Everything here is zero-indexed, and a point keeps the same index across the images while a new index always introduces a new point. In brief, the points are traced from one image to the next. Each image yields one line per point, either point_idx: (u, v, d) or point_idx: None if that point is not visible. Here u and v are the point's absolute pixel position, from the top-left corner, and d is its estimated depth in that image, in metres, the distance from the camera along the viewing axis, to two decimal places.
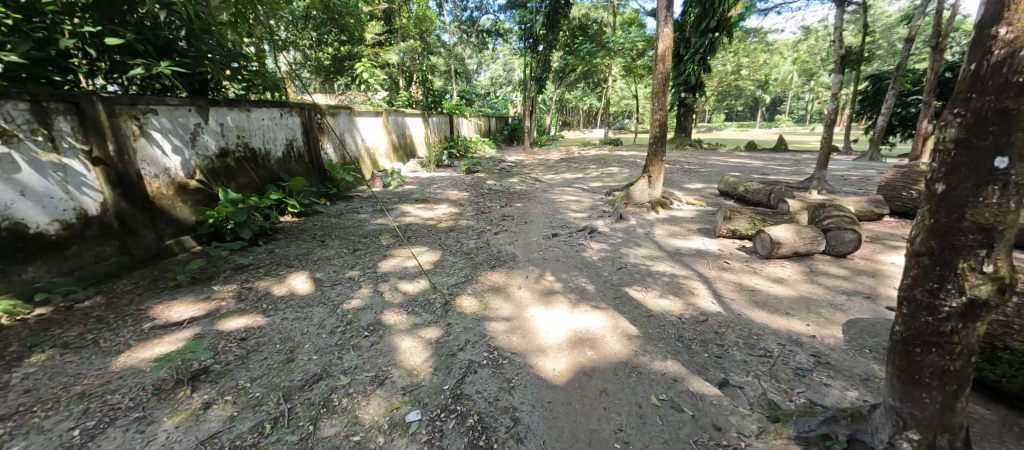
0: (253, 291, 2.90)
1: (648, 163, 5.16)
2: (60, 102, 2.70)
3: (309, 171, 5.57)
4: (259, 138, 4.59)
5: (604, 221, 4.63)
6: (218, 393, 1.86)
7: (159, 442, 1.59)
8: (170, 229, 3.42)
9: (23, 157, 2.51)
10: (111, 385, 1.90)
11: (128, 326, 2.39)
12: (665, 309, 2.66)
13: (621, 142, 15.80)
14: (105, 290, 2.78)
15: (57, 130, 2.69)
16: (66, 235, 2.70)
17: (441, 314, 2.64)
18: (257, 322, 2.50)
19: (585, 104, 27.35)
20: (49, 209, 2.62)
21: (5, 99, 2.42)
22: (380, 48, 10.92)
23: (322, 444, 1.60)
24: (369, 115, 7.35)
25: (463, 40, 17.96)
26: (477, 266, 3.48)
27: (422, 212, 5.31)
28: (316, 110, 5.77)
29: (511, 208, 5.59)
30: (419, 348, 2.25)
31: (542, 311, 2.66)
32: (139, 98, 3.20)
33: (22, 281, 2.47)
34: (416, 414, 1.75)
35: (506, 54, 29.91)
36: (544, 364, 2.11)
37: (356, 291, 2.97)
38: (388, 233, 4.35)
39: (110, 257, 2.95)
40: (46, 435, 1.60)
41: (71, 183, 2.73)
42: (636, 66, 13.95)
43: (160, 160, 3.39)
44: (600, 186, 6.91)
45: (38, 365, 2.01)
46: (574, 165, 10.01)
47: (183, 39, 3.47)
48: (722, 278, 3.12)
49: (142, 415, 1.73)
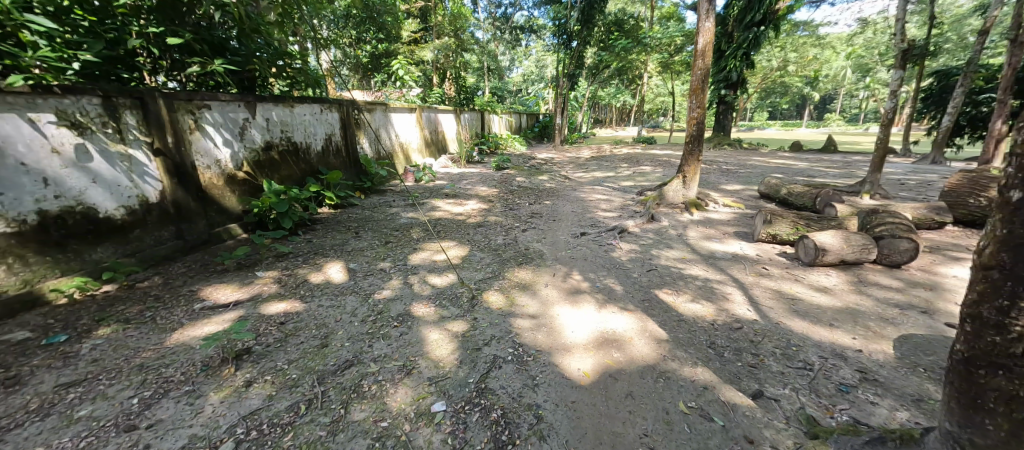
0: (293, 278, 3.05)
1: (683, 163, 5.01)
2: (127, 97, 2.92)
3: (345, 165, 5.78)
4: (301, 132, 4.82)
5: (634, 221, 4.53)
6: (259, 373, 1.97)
7: (206, 414, 1.71)
8: (220, 216, 3.68)
9: (95, 147, 2.76)
10: (166, 359, 2.06)
11: (180, 306, 2.58)
12: (696, 314, 2.59)
13: (654, 140, 15.39)
14: (162, 272, 3.01)
15: (125, 123, 2.92)
16: (130, 220, 2.94)
17: (468, 308, 2.68)
18: (295, 308, 2.62)
19: (619, 101, 26.73)
20: (116, 195, 2.86)
21: (80, 95, 2.66)
22: (416, 46, 11.21)
23: (352, 428, 1.67)
24: (404, 111, 7.52)
25: (497, 37, 17.96)
26: (504, 263, 3.50)
27: (451, 208, 5.39)
28: (353, 106, 5.97)
29: (539, 205, 5.57)
30: (445, 340, 2.30)
31: (567, 310, 2.65)
32: (195, 94, 3.42)
33: (93, 260, 2.72)
34: (441, 405, 1.79)
35: (539, 50, 29.70)
36: (568, 363, 2.10)
37: (387, 283, 3.05)
38: (419, 227, 4.46)
39: (168, 242, 3.20)
40: (110, 402, 1.76)
41: (135, 172, 2.96)
42: (674, 62, 13.54)
43: (212, 152, 3.62)
44: (631, 186, 6.76)
45: (104, 337, 2.21)
46: (605, 164, 9.84)
47: (235, 38, 3.67)
48: (759, 284, 3.00)
49: (192, 388, 1.86)
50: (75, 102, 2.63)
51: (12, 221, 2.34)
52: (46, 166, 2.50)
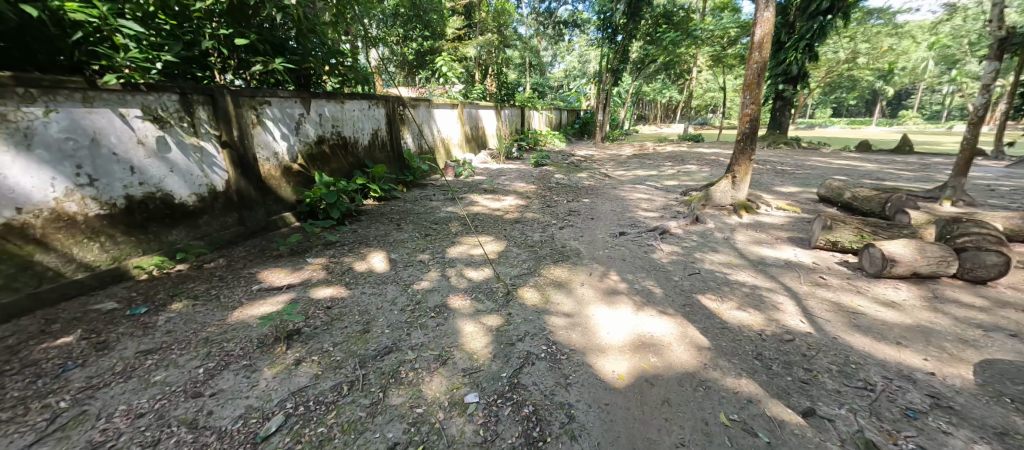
0: (340, 265, 3.22)
1: (734, 163, 4.77)
2: (200, 94, 3.20)
3: (389, 159, 6.01)
4: (350, 127, 5.05)
5: (676, 222, 4.37)
6: (307, 353, 2.11)
7: (261, 387, 1.86)
8: (276, 205, 3.95)
9: (173, 139, 3.04)
10: (227, 334, 2.25)
11: (241, 286, 2.80)
12: (742, 322, 2.47)
13: (701, 138, 14.72)
14: (226, 254, 3.29)
15: (198, 118, 3.20)
16: (200, 206, 3.23)
17: (503, 303, 2.72)
18: (341, 294, 2.77)
19: (665, 96, 25.77)
20: (189, 183, 3.15)
21: (162, 92, 2.94)
22: (459, 42, 11.41)
23: (390, 411, 1.74)
24: (446, 107, 7.68)
25: (540, 32, 17.84)
26: (540, 259, 3.50)
27: (489, 203, 5.46)
28: (398, 102, 6.17)
29: (577, 203, 5.51)
30: (480, 333, 2.35)
31: (603, 310, 2.62)
32: (258, 91, 3.67)
33: (168, 242, 3.02)
34: (474, 397, 1.83)
35: (582, 45, 29.21)
36: (602, 365, 2.08)
37: (426, 274, 3.15)
38: (458, 221, 4.56)
39: (230, 227, 3.48)
40: (180, 369, 1.95)
41: (205, 163, 3.25)
42: (726, 56, 12.85)
43: (270, 145, 3.88)
44: (674, 185, 6.53)
45: (177, 311, 2.45)
46: (647, 162, 9.56)
47: (294, 38, 3.91)
48: (814, 294, 2.81)
49: (249, 363, 2.02)
50: (158, 99, 2.92)
51: (105, 204, 2.64)
52: (133, 156, 2.79)
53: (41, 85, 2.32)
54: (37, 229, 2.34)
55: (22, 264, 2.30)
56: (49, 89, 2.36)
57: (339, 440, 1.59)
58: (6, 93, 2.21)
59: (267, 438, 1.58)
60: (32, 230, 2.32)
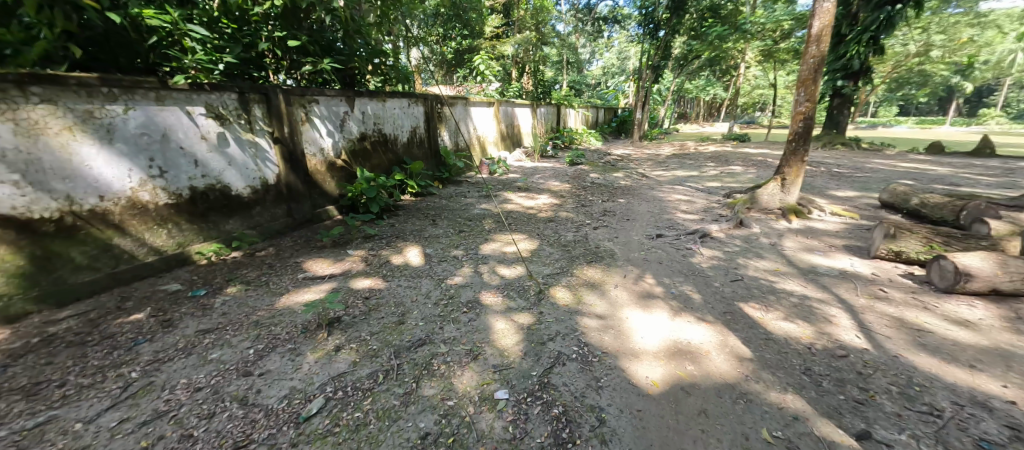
0: (378, 258, 3.33)
1: (784, 164, 4.50)
2: (256, 93, 3.40)
3: (427, 156, 6.14)
4: (391, 125, 5.21)
5: (718, 226, 4.19)
6: (346, 340, 2.20)
7: (303, 370, 1.96)
8: (321, 198, 4.15)
9: (232, 135, 3.26)
10: (274, 319, 2.39)
11: (287, 274, 2.96)
12: (788, 334, 2.33)
13: (748, 137, 13.98)
14: (274, 244, 3.48)
15: (253, 115, 3.41)
16: (253, 198, 3.44)
17: (534, 301, 2.71)
18: (378, 285, 2.87)
19: (709, 94, 24.71)
20: (245, 176, 3.36)
21: (223, 91, 3.15)
22: (497, 41, 11.50)
23: (421, 402, 1.78)
24: (483, 105, 7.75)
25: (579, 29, 17.59)
26: (573, 259, 3.46)
27: (523, 201, 5.46)
28: (436, 100, 6.30)
29: (613, 203, 5.40)
30: (511, 331, 2.35)
31: (638, 314, 2.55)
32: (307, 89, 3.86)
33: (224, 231, 3.24)
34: (504, 393, 1.84)
35: (622, 42, 28.53)
36: (636, 369, 2.03)
37: (459, 270, 3.20)
38: (492, 218, 4.59)
39: (279, 218, 3.69)
40: (233, 349, 2.09)
41: (259, 157, 3.46)
42: (778, 50, 12.13)
43: (317, 141, 4.07)
44: (717, 187, 6.26)
45: (231, 295, 2.63)
46: (688, 162, 9.21)
47: (341, 40, 4.07)
48: (871, 307, 2.60)
49: (294, 347, 2.13)
50: (219, 97, 3.13)
51: (172, 194, 2.87)
52: (197, 150, 3.02)
53: (122, 85, 2.55)
54: (115, 215, 2.58)
55: (102, 246, 2.54)
56: (128, 89, 2.59)
57: (374, 426, 1.64)
58: (92, 92, 2.45)
59: (308, 419, 1.67)
60: (111, 216, 2.56)
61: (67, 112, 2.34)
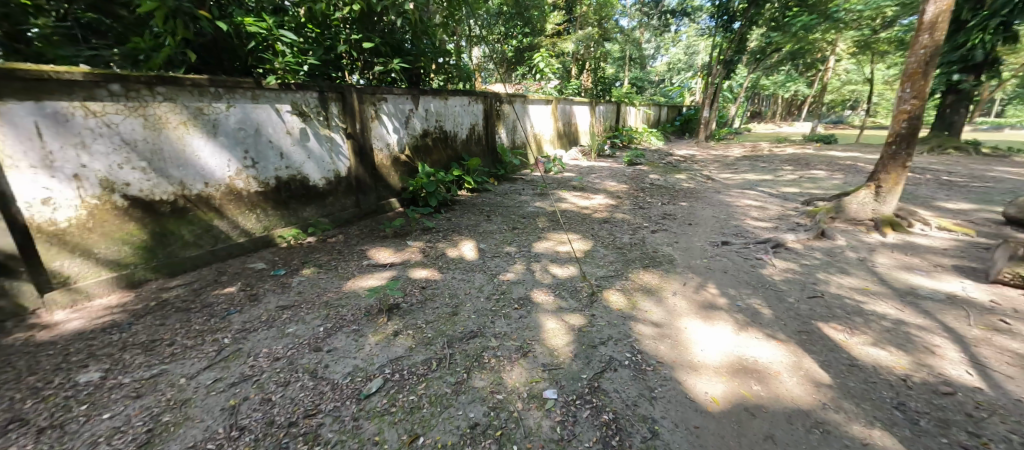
0: (435, 250, 3.46)
1: (880, 170, 4.00)
2: (334, 92, 3.68)
3: (484, 153, 6.26)
4: (452, 122, 5.37)
5: (793, 235, 3.83)
6: (403, 327, 2.32)
7: (365, 351, 2.09)
8: (385, 191, 4.39)
9: (312, 130, 3.55)
10: (342, 301, 2.57)
11: (353, 261, 3.18)
12: (876, 361, 2.08)
13: (834, 139, 12.61)
14: (343, 232, 3.75)
15: (330, 112, 3.69)
16: (327, 189, 3.73)
17: (586, 303, 2.66)
18: (434, 276, 2.98)
19: (789, 91, 22.62)
20: (321, 169, 3.66)
21: (306, 90, 3.44)
22: (558, 38, 11.43)
23: (471, 392, 1.83)
24: (542, 102, 7.74)
25: (644, 23, 16.91)
26: (629, 263, 3.35)
27: (578, 200, 5.39)
28: (496, 98, 6.39)
29: (673, 206, 5.14)
30: (562, 331, 2.33)
31: (698, 324, 2.42)
32: (378, 88, 4.10)
33: (301, 217, 3.54)
34: (553, 393, 1.83)
35: (691, 36, 26.98)
36: (694, 383, 1.92)
37: (511, 266, 3.23)
38: (546, 217, 4.58)
39: (348, 208, 3.96)
40: (306, 326, 2.29)
41: (333, 152, 3.75)
42: (877, 41, 10.78)
43: (384, 137, 4.31)
44: (793, 193, 5.72)
45: (305, 277, 2.87)
46: (761, 165, 8.51)
47: (409, 40, 4.27)
48: (985, 339, 2.24)
49: (358, 328, 2.28)
50: (303, 96, 3.42)
51: (261, 183, 3.20)
52: (283, 144, 3.33)
53: (226, 85, 2.88)
54: (216, 199, 2.93)
55: (205, 227, 2.90)
56: (230, 89, 2.92)
57: (428, 410, 1.71)
58: (203, 91, 2.79)
59: (368, 397, 1.78)
60: (212, 200, 2.91)
61: (183, 108, 2.69)
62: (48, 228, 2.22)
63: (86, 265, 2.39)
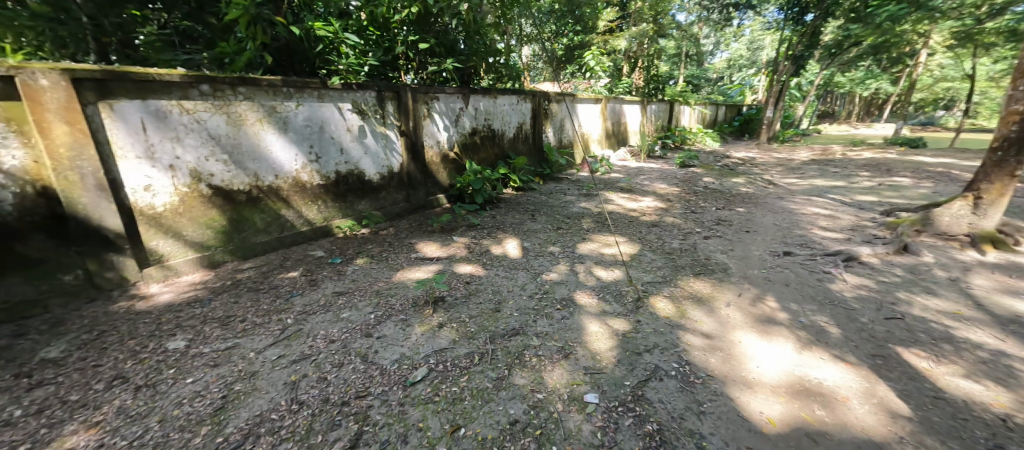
0: (480, 246, 3.52)
1: (981, 179, 3.52)
2: (390, 91, 3.84)
3: (530, 151, 6.27)
4: (500, 120, 5.43)
5: (868, 248, 3.48)
6: (448, 319, 2.38)
7: (411, 340, 2.17)
8: (434, 187, 4.54)
9: (370, 128, 3.74)
10: (391, 291, 2.69)
11: (402, 253, 3.31)
12: (967, 395, 1.84)
13: (922, 142, 11.29)
14: (393, 225, 3.92)
15: (387, 111, 3.86)
16: (380, 184, 3.92)
17: (632, 308, 2.59)
18: (478, 272, 3.04)
19: (868, 89, 20.54)
20: (377, 165, 3.85)
21: (366, 90, 3.62)
22: (610, 35, 11.16)
23: (511, 389, 1.84)
24: (591, 101, 7.61)
25: (703, 18, 16.08)
26: (678, 269, 3.21)
27: (625, 202, 5.25)
28: (544, 96, 6.37)
29: (729, 212, 4.85)
30: (605, 335, 2.28)
31: (754, 339, 2.27)
32: (431, 87, 4.22)
33: (356, 210, 3.75)
34: (594, 397, 1.80)
35: (755, 31, 25.28)
36: (748, 402, 1.80)
37: (555, 266, 3.21)
38: (591, 218, 4.50)
39: (399, 203, 4.14)
40: (358, 312, 2.42)
41: (388, 148, 3.92)
42: (981, 32, 9.50)
43: (435, 135, 4.44)
44: (869, 201, 5.20)
45: (358, 266, 3.03)
46: (832, 169, 7.81)
47: (462, 41, 4.38)
48: None
49: (405, 318, 2.38)
50: (363, 95, 3.61)
51: (323, 177, 3.42)
52: (344, 140, 3.54)
53: (296, 85, 3.11)
54: (284, 191, 3.17)
55: (273, 215, 3.15)
56: (299, 88, 3.14)
57: (469, 403, 1.75)
58: (277, 91, 3.03)
59: (413, 384, 1.84)
60: (280, 191, 3.16)
61: (259, 107, 2.94)
62: (148, 211, 2.52)
63: (176, 246, 2.68)
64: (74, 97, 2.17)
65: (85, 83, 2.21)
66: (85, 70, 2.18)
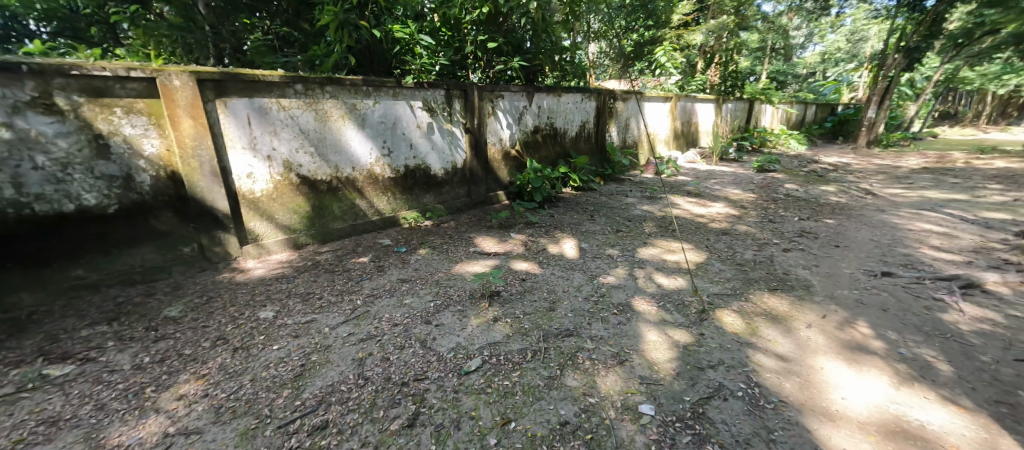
0: (537, 244, 3.54)
1: None
2: (458, 89, 3.98)
3: (592, 151, 6.15)
4: (563, 119, 5.38)
5: (990, 274, 2.97)
6: (502, 314, 2.43)
7: (467, 331, 2.25)
8: (494, 183, 4.63)
9: (438, 125, 3.91)
10: (451, 282, 2.80)
11: (462, 246, 3.43)
12: None
13: None
14: (454, 219, 4.07)
15: (454, 109, 4.00)
16: (444, 179, 4.08)
17: (695, 320, 2.45)
18: (534, 270, 3.05)
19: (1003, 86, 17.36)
20: (442, 160, 4.02)
21: (436, 88, 3.79)
22: (685, 30, 10.54)
23: (563, 390, 1.84)
24: (660, 100, 7.28)
25: (794, 8, 14.59)
26: (750, 282, 2.97)
27: (692, 207, 4.96)
28: (610, 95, 6.20)
29: (813, 222, 4.39)
30: (664, 345, 2.19)
31: (838, 367, 2.04)
32: (497, 86, 4.30)
33: (421, 203, 3.95)
34: (649, 409, 1.74)
35: (857, 21, 22.44)
36: (829, 435, 1.63)
37: (613, 269, 3.13)
38: (654, 222, 4.32)
39: (460, 198, 4.29)
40: (420, 300, 2.55)
41: (453, 145, 4.08)
42: None
43: (498, 132, 4.52)
44: (996, 219, 4.41)
45: (421, 256, 3.19)
46: (949, 180, 6.73)
47: (529, 39, 4.42)
48: None
49: (462, 309, 2.47)
50: (433, 93, 3.78)
51: (394, 170, 3.65)
52: (413, 137, 3.74)
53: (375, 84, 3.33)
54: (359, 182, 3.43)
55: (349, 205, 3.42)
56: (377, 87, 3.37)
57: (520, 398, 1.77)
58: (358, 90, 3.27)
59: (467, 374, 1.91)
60: (356, 182, 3.42)
61: (343, 105, 3.20)
62: (248, 196, 2.86)
63: (269, 228, 3.02)
64: (198, 95, 2.52)
65: (207, 83, 2.56)
66: (207, 72, 2.52)
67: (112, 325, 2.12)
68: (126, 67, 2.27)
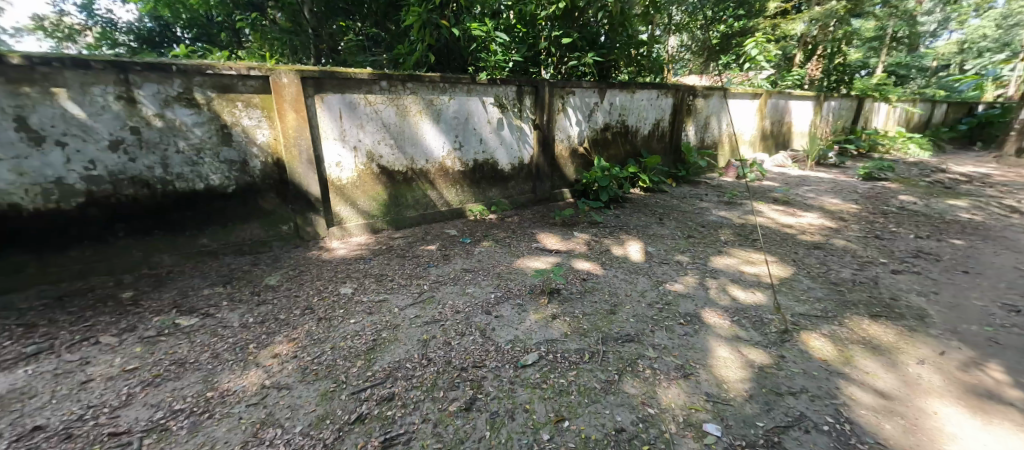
0: (600, 245, 3.47)
1: None
2: (529, 86, 4.00)
3: (666, 150, 5.85)
4: (636, 116, 5.18)
5: None
6: (561, 312, 2.43)
7: (525, 325, 2.28)
8: (560, 180, 4.62)
9: (508, 121, 3.98)
10: (512, 276, 2.85)
11: (525, 242, 3.47)
12: None
13: None
14: (518, 214, 4.13)
15: (524, 105, 4.05)
16: (511, 174, 4.16)
17: (774, 341, 2.24)
18: (596, 271, 3.00)
19: None
20: (510, 155, 4.10)
21: (508, 85, 3.85)
22: (782, 19, 9.54)
23: (620, 396, 1.80)
24: (746, 98, 6.71)
25: None
26: (844, 304, 2.64)
27: (778, 216, 4.52)
28: (689, 91, 5.84)
29: (932, 242, 3.77)
30: (736, 363, 2.05)
31: (956, 414, 1.74)
32: (568, 82, 4.24)
33: (488, 196, 4.06)
34: (714, 428, 1.63)
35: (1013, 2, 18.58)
36: None
37: (681, 277, 2.97)
38: (731, 230, 4.01)
39: (525, 193, 4.34)
40: (482, 291, 2.63)
41: (521, 140, 4.13)
42: None
43: (567, 129, 4.48)
44: None
45: (485, 248, 3.29)
46: None
47: (604, 33, 4.28)
48: None
49: (522, 303, 2.51)
50: (504, 90, 3.85)
51: (464, 164, 3.79)
52: (484, 132, 3.85)
53: (451, 81, 3.48)
54: (431, 174, 3.62)
55: (422, 195, 3.63)
56: (452, 84, 3.51)
57: (575, 398, 1.77)
58: (435, 86, 3.44)
59: (524, 367, 1.95)
60: (429, 174, 3.61)
61: (421, 100, 3.39)
62: (337, 182, 3.16)
63: (352, 212, 3.31)
64: (301, 92, 2.84)
65: (308, 81, 2.87)
66: (309, 71, 2.82)
67: (226, 288, 2.48)
68: (247, 67, 2.62)
